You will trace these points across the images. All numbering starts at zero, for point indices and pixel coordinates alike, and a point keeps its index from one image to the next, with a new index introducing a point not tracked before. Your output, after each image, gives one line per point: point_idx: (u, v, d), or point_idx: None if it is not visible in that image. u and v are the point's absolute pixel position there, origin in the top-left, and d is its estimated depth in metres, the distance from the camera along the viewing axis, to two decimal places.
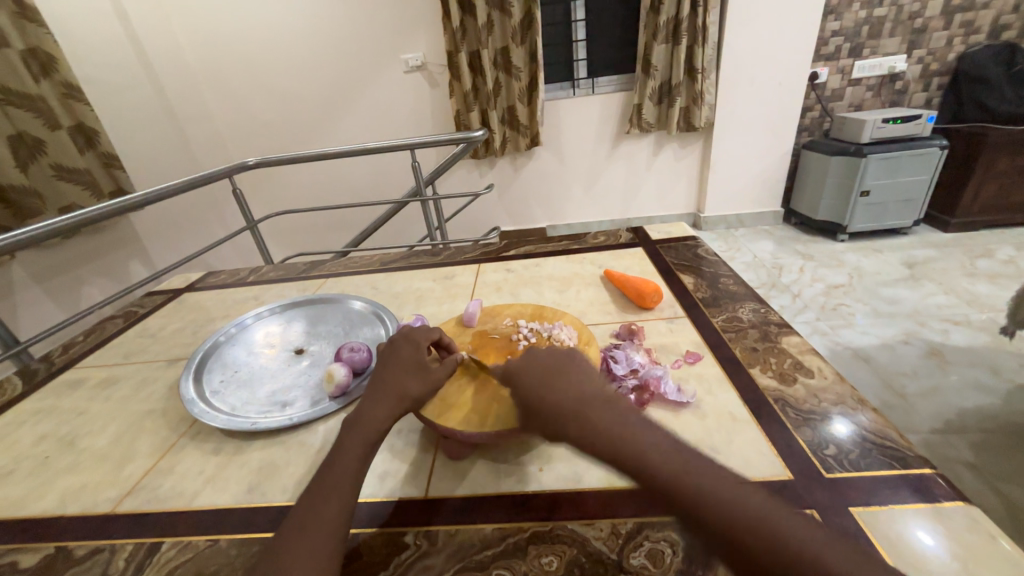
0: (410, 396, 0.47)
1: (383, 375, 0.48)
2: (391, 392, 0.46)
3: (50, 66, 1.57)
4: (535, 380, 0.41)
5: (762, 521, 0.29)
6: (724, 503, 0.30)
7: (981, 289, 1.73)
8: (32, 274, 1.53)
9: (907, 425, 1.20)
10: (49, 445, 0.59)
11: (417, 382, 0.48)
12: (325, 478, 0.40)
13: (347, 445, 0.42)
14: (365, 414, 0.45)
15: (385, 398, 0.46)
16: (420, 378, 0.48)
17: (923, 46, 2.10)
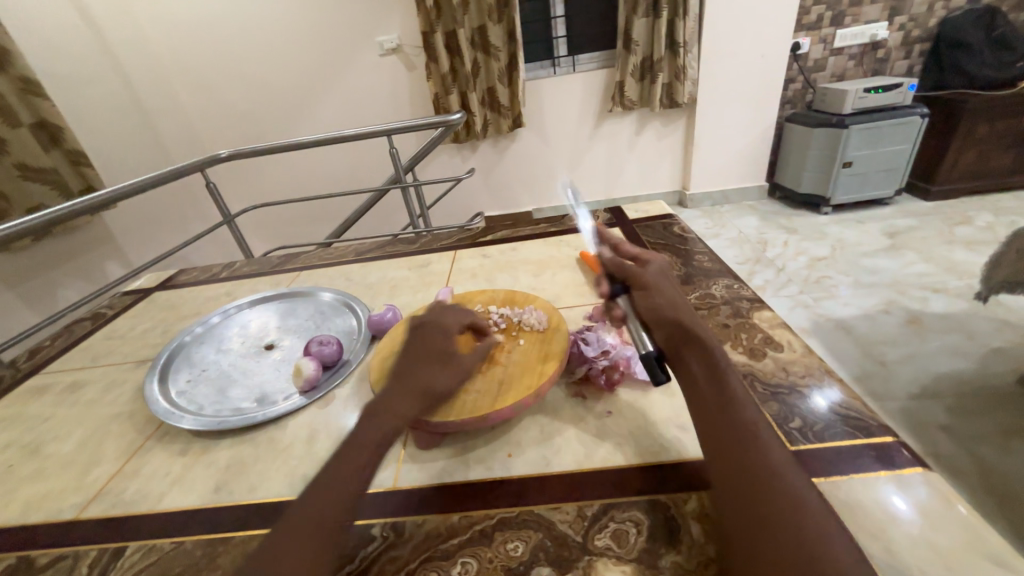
0: (438, 388, 0.44)
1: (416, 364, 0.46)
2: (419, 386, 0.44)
3: (4, 59, 1.50)
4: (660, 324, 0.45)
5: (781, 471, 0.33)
6: (764, 449, 0.35)
7: (960, 256, 1.75)
8: (1, 278, 1.49)
9: (886, 392, 1.22)
10: (13, 453, 0.58)
11: (445, 377, 0.45)
12: (344, 453, 0.38)
13: (363, 438, 0.39)
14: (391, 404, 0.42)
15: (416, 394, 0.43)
16: (450, 369, 0.46)
17: (904, 12, 2.07)
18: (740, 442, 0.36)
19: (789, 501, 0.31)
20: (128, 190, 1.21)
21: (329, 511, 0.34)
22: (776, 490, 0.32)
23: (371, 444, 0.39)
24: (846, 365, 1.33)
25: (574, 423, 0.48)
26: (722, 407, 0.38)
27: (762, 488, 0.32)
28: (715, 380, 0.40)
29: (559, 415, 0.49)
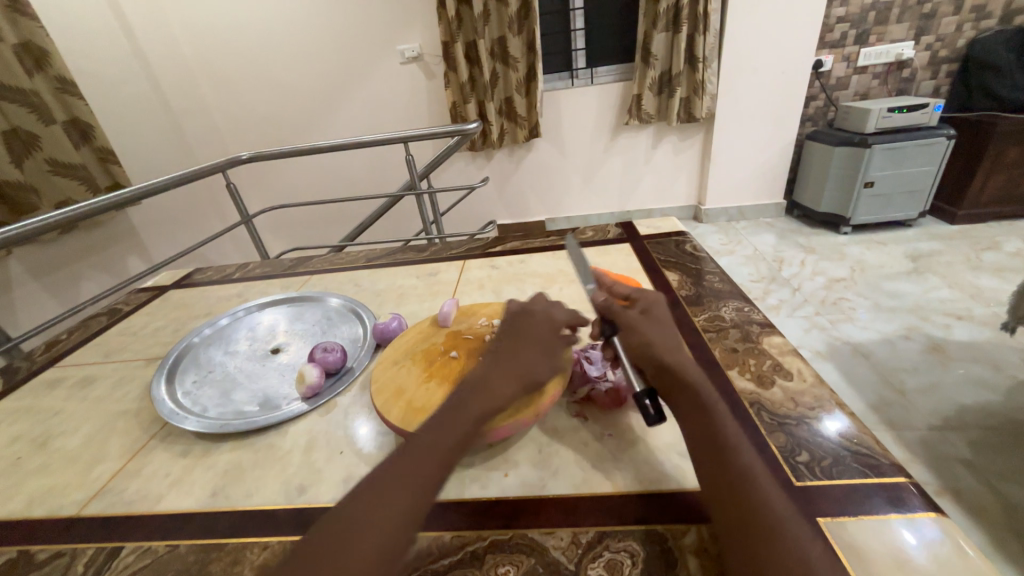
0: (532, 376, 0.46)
1: (509, 349, 0.48)
2: (503, 370, 0.45)
3: (43, 59, 1.56)
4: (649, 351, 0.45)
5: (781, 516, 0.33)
6: (765, 498, 0.34)
7: (986, 283, 1.70)
8: (29, 269, 1.53)
9: (904, 422, 1.18)
10: (23, 445, 0.59)
11: (544, 365, 0.47)
12: (416, 442, 0.40)
13: (444, 426, 0.41)
14: (481, 387, 0.44)
15: (497, 378, 0.45)
16: (546, 360, 0.47)
17: (932, 32, 2.03)
18: (737, 492, 0.34)
19: (793, 564, 0.30)
20: (152, 189, 1.24)
21: (402, 501, 0.35)
22: (783, 547, 0.31)
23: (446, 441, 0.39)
24: (863, 391, 1.29)
25: (573, 444, 0.47)
26: (714, 452, 0.37)
27: (768, 543, 0.31)
28: (705, 419, 0.39)
29: (558, 435, 0.48)
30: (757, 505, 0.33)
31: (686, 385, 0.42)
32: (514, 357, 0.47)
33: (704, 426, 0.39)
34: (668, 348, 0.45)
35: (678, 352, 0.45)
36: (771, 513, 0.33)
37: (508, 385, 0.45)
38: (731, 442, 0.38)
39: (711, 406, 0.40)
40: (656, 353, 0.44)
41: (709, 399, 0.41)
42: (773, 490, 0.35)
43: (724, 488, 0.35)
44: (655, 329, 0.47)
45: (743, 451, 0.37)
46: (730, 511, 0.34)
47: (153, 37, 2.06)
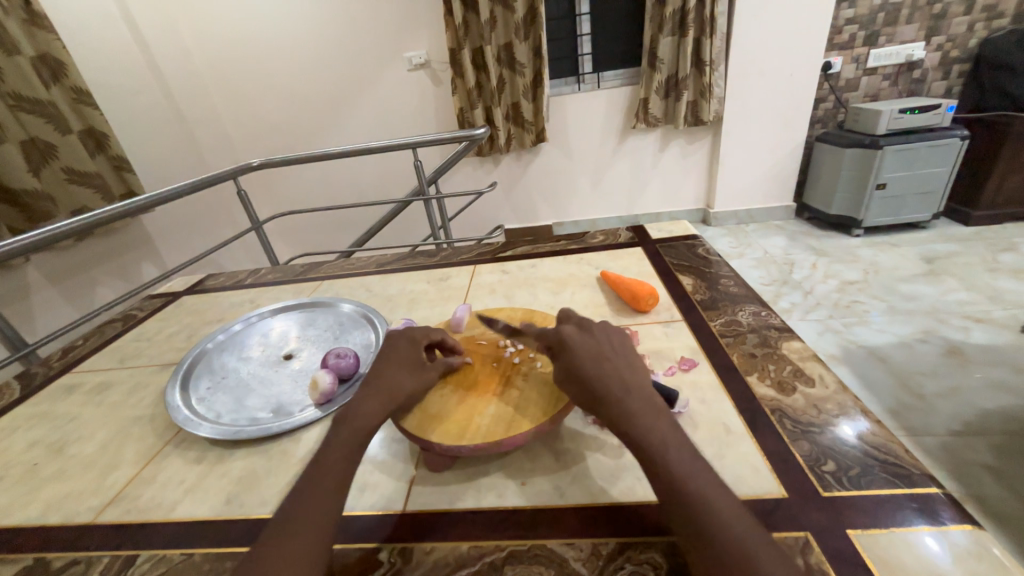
0: (403, 394, 0.46)
1: (380, 371, 0.49)
2: (383, 388, 0.47)
3: (60, 70, 1.59)
4: (587, 356, 0.44)
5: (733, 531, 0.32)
6: (720, 524, 0.32)
7: (1005, 285, 1.66)
8: (46, 276, 1.56)
9: (924, 427, 1.15)
10: (40, 451, 0.59)
11: (411, 380, 0.48)
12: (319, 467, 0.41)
13: (334, 446, 0.42)
14: (355, 412, 0.45)
15: (378, 396, 0.46)
16: (414, 376, 0.48)
17: (943, 32, 2.01)
18: (693, 524, 0.33)
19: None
20: (165, 196, 1.25)
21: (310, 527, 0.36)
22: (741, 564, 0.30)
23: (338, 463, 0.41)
24: (880, 396, 1.27)
25: (590, 452, 0.46)
26: (663, 478, 0.35)
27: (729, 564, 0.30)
28: (647, 442, 0.37)
29: (574, 443, 0.47)
30: (716, 537, 0.32)
31: (619, 402, 0.40)
32: (395, 378, 0.48)
33: (648, 450, 0.37)
34: (599, 359, 0.43)
35: (610, 364, 0.43)
36: (730, 542, 0.31)
37: (381, 404, 0.45)
38: (677, 462, 0.36)
39: (648, 422, 0.38)
40: (587, 361, 0.43)
41: (645, 406, 0.40)
42: (729, 513, 0.33)
43: (681, 521, 0.33)
44: (584, 341, 0.45)
45: (690, 471, 0.35)
46: (695, 548, 0.32)
47: (167, 47, 2.09)
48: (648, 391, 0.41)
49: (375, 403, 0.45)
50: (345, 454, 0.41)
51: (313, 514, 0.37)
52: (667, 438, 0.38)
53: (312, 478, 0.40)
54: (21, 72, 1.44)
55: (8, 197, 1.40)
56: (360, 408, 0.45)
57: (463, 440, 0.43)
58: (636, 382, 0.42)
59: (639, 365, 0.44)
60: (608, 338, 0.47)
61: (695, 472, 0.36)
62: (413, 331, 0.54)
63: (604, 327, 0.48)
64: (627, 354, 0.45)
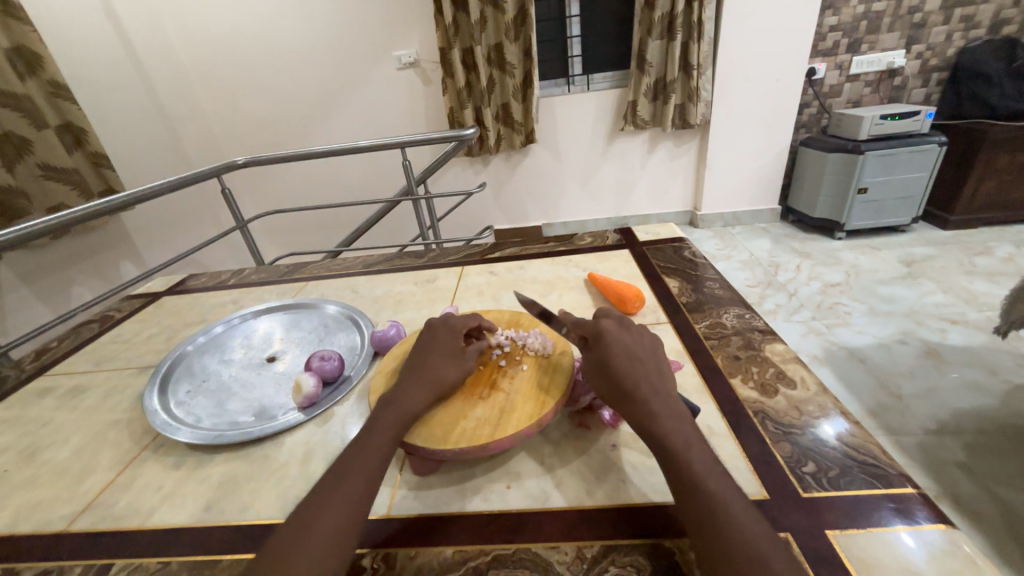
0: (446, 382, 0.47)
1: (424, 359, 0.49)
2: (427, 378, 0.47)
3: (35, 63, 1.55)
4: (622, 354, 0.44)
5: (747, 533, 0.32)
6: (736, 526, 0.32)
7: (979, 288, 1.71)
8: (20, 274, 1.51)
9: (902, 427, 1.18)
10: (10, 457, 0.57)
11: (451, 369, 0.49)
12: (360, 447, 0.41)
13: (378, 428, 0.43)
14: (402, 396, 0.45)
15: (423, 386, 0.47)
16: (455, 364, 0.49)
17: (922, 41, 2.06)
18: (709, 522, 0.33)
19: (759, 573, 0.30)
20: (145, 193, 1.22)
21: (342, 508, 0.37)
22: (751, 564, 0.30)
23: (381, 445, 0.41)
24: (860, 396, 1.29)
25: (576, 455, 0.46)
26: (683, 477, 0.36)
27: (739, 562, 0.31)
28: (672, 443, 0.38)
29: (560, 446, 0.47)
30: (730, 537, 0.32)
31: (649, 403, 0.40)
32: (438, 366, 0.49)
33: (672, 451, 0.37)
34: (634, 361, 0.43)
35: (643, 366, 0.43)
36: (745, 543, 0.32)
37: (426, 391, 0.46)
38: (700, 464, 0.36)
39: (677, 424, 0.39)
40: (625, 357, 0.44)
41: (673, 408, 0.40)
42: (745, 515, 0.33)
43: (696, 518, 0.34)
44: (619, 341, 0.45)
45: (709, 473, 0.36)
46: (707, 545, 0.32)
47: (149, 42, 2.05)
48: (675, 396, 0.42)
49: (422, 391, 0.46)
50: (393, 434, 0.42)
51: (351, 495, 0.38)
52: (693, 441, 0.38)
53: (353, 461, 0.40)
54: None
55: None
56: (407, 395, 0.45)
57: (448, 444, 0.43)
58: (666, 385, 0.42)
59: (667, 370, 0.45)
60: (640, 341, 0.47)
61: (714, 474, 0.36)
62: (454, 320, 0.55)
63: (637, 329, 0.49)
64: (656, 358, 0.45)
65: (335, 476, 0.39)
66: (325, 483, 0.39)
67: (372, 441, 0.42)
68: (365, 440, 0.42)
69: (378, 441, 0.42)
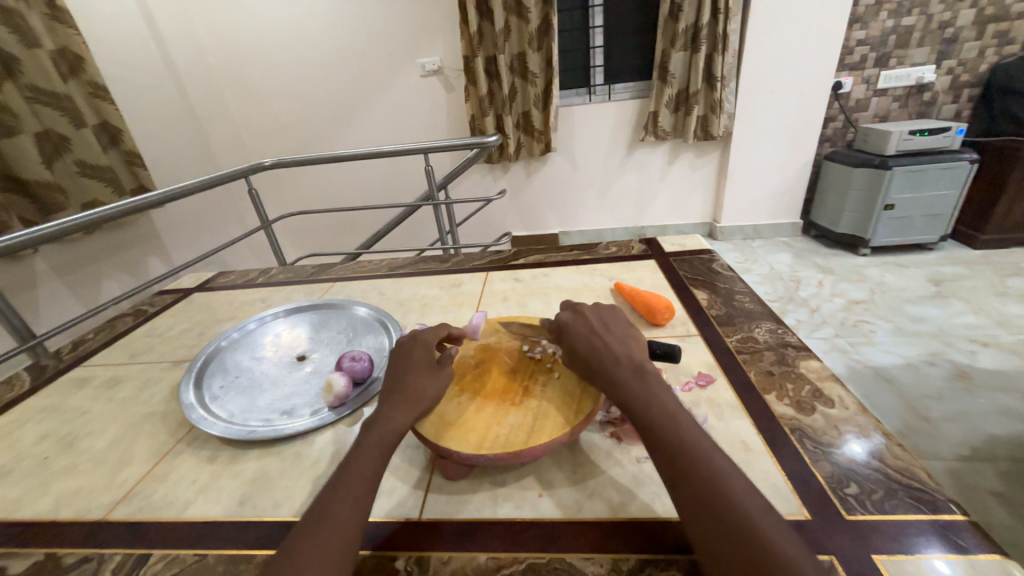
0: (429, 397, 0.46)
1: (401, 376, 0.48)
2: (408, 396, 0.46)
3: (77, 65, 1.61)
4: (581, 333, 0.49)
5: (710, 474, 0.35)
6: (699, 461, 0.36)
7: (1012, 310, 1.65)
8: (54, 267, 1.56)
9: (931, 451, 1.14)
10: (51, 444, 0.59)
11: (433, 383, 0.48)
12: (348, 466, 0.41)
13: (365, 446, 0.42)
14: (386, 415, 0.45)
15: (405, 403, 0.45)
16: (435, 379, 0.48)
17: (954, 56, 2.03)
18: (674, 461, 0.37)
19: (723, 509, 0.33)
20: (177, 192, 1.26)
21: (337, 528, 0.36)
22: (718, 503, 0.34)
23: (369, 464, 0.41)
24: (887, 418, 1.26)
25: (607, 466, 0.46)
26: (647, 427, 0.40)
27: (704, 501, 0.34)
28: (634, 399, 0.42)
29: (592, 456, 0.47)
30: (694, 471, 0.36)
31: (611, 368, 0.45)
32: (419, 382, 0.48)
33: (635, 406, 0.42)
34: (593, 338, 0.48)
35: (602, 338, 0.48)
36: (706, 474, 0.35)
37: (408, 408, 0.45)
38: (663, 413, 0.40)
39: (637, 381, 0.43)
40: (585, 335, 0.49)
41: (634, 369, 0.44)
42: (707, 452, 0.37)
43: (664, 461, 0.38)
44: (577, 324, 0.51)
45: (671, 418, 0.40)
46: (675, 482, 0.36)
47: (183, 47, 2.11)
48: (639, 357, 0.46)
49: (406, 410, 0.45)
50: (379, 454, 0.41)
51: (345, 513, 0.37)
52: (657, 394, 0.42)
53: (344, 479, 0.40)
54: (41, 65, 1.46)
55: (21, 188, 1.41)
56: (391, 415, 0.44)
57: (482, 450, 0.43)
58: (628, 351, 0.47)
59: (633, 337, 0.49)
60: (601, 317, 0.52)
61: (678, 420, 0.40)
62: (424, 333, 0.53)
63: (599, 309, 0.53)
64: (619, 329, 0.50)
65: (326, 499, 0.38)
66: (320, 502, 0.38)
67: (359, 462, 0.41)
68: (352, 461, 0.41)
69: (367, 459, 0.41)
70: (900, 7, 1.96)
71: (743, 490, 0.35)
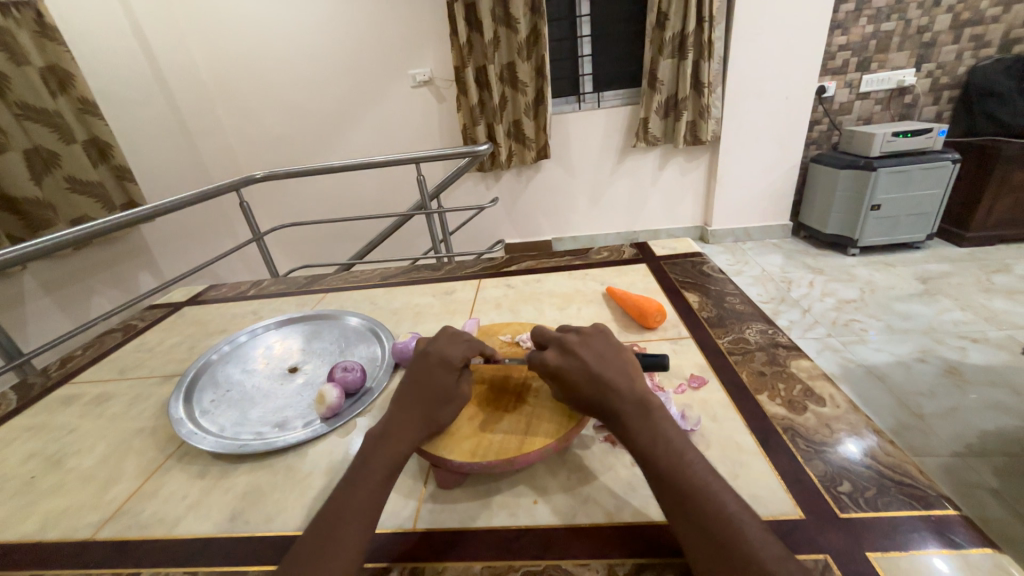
0: (438, 413, 0.45)
1: (412, 389, 0.47)
2: (417, 411, 0.45)
3: (67, 81, 1.60)
4: (581, 374, 0.43)
5: (727, 520, 0.34)
6: (711, 505, 0.34)
7: (999, 305, 1.68)
8: (43, 283, 1.54)
9: (925, 447, 1.15)
10: (37, 463, 0.58)
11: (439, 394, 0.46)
12: (353, 483, 0.40)
13: (372, 464, 0.41)
14: (393, 431, 0.44)
15: (415, 419, 0.44)
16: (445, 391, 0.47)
17: (933, 60, 2.07)
18: (686, 508, 0.35)
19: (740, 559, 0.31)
20: (169, 206, 1.24)
21: (343, 546, 0.36)
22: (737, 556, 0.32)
23: (374, 483, 0.40)
24: (879, 415, 1.27)
25: (601, 470, 0.46)
26: (656, 471, 0.38)
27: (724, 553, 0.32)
28: (642, 441, 0.39)
29: (585, 461, 0.47)
30: (704, 519, 0.34)
31: (618, 409, 0.41)
32: (427, 396, 0.46)
33: (641, 449, 0.39)
34: (593, 376, 0.43)
35: (604, 377, 0.43)
36: (720, 523, 0.33)
37: (412, 425, 0.44)
38: (670, 452, 0.38)
39: (642, 418, 0.40)
40: (584, 377, 0.43)
41: (637, 410, 0.41)
42: (717, 492, 0.35)
43: (676, 508, 0.35)
44: (569, 359, 0.45)
45: (678, 459, 0.38)
46: (691, 535, 0.34)
47: (175, 63, 2.11)
48: (643, 391, 0.42)
49: (414, 426, 0.44)
50: (387, 473, 0.41)
51: (350, 531, 0.37)
52: (663, 432, 0.40)
53: (349, 495, 0.39)
54: (29, 82, 1.45)
55: (10, 206, 1.39)
56: (400, 431, 0.44)
57: (475, 457, 0.42)
58: (630, 383, 0.43)
59: (632, 367, 0.45)
60: (593, 350, 0.46)
61: (685, 459, 0.38)
62: (451, 351, 0.49)
63: (588, 339, 0.47)
64: (615, 360, 0.45)
65: (330, 515, 0.38)
66: (323, 516, 0.38)
67: (364, 479, 0.40)
68: (356, 478, 0.41)
69: (372, 476, 0.40)
70: (880, 12, 2.01)
71: (759, 536, 0.33)
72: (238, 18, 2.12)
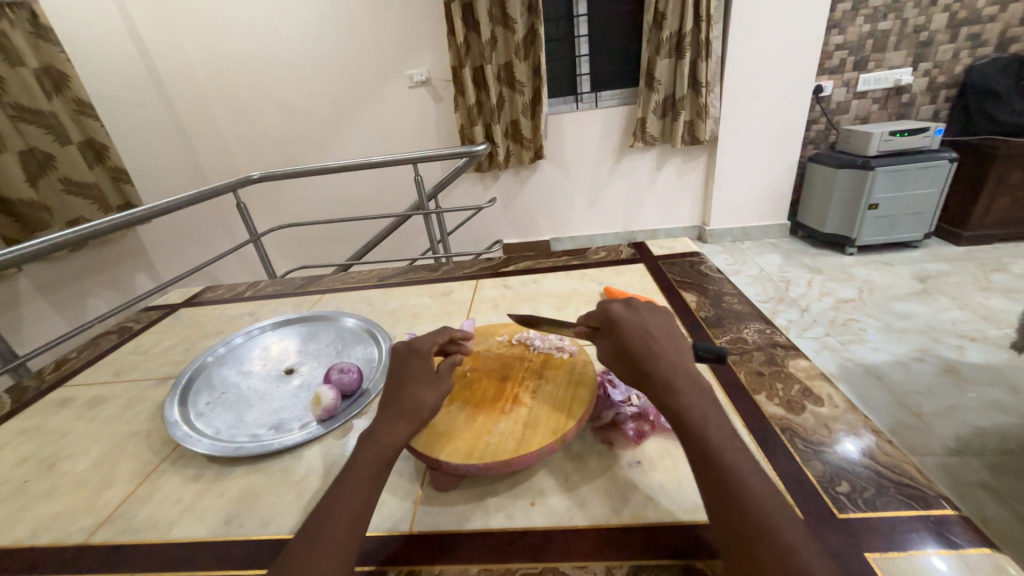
0: (426, 408, 0.45)
1: (400, 387, 0.46)
2: (406, 407, 0.45)
3: (62, 83, 1.60)
4: (635, 334, 0.45)
5: (764, 511, 0.33)
6: (748, 493, 0.34)
7: (996, 304, 1.68)
8: (39, 285, 1.53)
9: (922, 446, 1.15)
10: (31, 467, 0.58)
11: (428, 390, 0.46)
12: (345, 482, 0.40)
13: (362, 462, 0.41)
14: (383, 429, 0.43)
15: (404, 415, 0.44)
16: (433, 388, 0.46)
17: (929, 59, 2.08)
18: (720, 490, 0.34)
19: (776, 552, 0.30)
20: (163, 207, 1.23)
21: (334, 546, 0.35)
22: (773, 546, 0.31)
23: (367, 482, 0.39)
24: (878, 414, 1.27)
25: (598, 472, 0.46)
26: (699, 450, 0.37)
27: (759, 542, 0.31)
28: (684, 415, 0.39)
29: (582, 462, 0.47)
30: (747, 508, 0.33)
31: (666, 377, 0.41)
32: (415, 390, 0.46)
33: (683, 422, 0.38)
34: (648, 340, 0.44)
35: (658, 345, 0.43)
36: (755, 512, 0.33)
37: (402, 421, 0.44)
38: (713, 434, 0.37)
39: (690, 396, 0.39)
40: (637, 339, 0.44)
41: (683, 386, 0.40)
42: (761, 489, 0.34)
43: (712, 488, 0.35)
44: (634, 323, 0.46)
45: (726, 444, 0.37)
46: (725, 515, 0.33)
47: (169, 63, 2.10)
48: (695, 372, 0.42)
49: (404, 423, 0.44)
50: (377, 470, 0.40)
51: (341, 533, 0.36)
52: (710, 415, 0.38)
53: (340, 495, 0.39)
54: (24, 84, 1.45)
55: (5, 208, 1.39)
56: (390, 428, 0.43)
57: (473, 459, 0.42)
58: (685, 361, 0.42)
59: (687, 349, 0.44)
60: (658, 321, 0.47)
61: (727, 442, 0.37)
62: (420, 342, 0.51)
63: (655, 312, 0.48)
64: (673, 336, 0.45)
65: (321, 516, 0.37)
66: (316, 517, 0.37)
67: (353, 479, 0.40)
68: (345, 479, 0.40)
69: (363, 475, 0.40)
70: (877, 12, 2.01)
71: (798, 532, 0.31)
72: (234, 18, 2.11)
